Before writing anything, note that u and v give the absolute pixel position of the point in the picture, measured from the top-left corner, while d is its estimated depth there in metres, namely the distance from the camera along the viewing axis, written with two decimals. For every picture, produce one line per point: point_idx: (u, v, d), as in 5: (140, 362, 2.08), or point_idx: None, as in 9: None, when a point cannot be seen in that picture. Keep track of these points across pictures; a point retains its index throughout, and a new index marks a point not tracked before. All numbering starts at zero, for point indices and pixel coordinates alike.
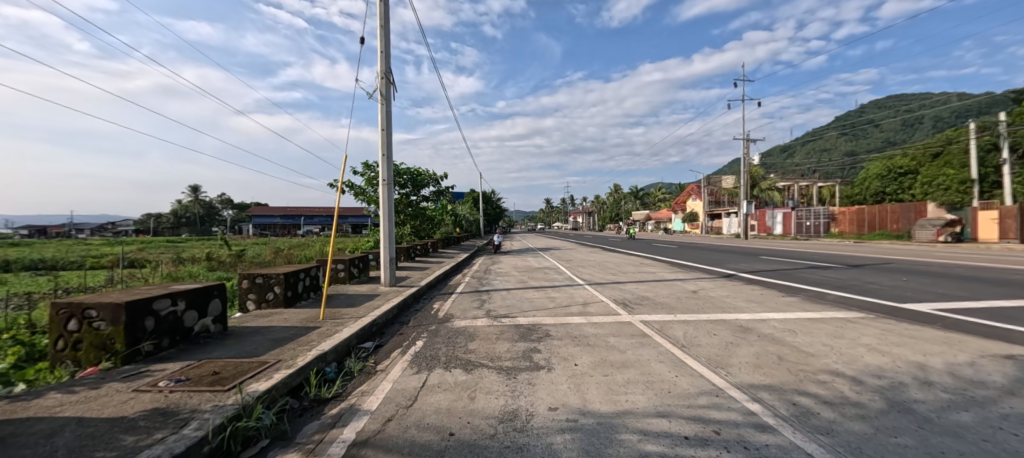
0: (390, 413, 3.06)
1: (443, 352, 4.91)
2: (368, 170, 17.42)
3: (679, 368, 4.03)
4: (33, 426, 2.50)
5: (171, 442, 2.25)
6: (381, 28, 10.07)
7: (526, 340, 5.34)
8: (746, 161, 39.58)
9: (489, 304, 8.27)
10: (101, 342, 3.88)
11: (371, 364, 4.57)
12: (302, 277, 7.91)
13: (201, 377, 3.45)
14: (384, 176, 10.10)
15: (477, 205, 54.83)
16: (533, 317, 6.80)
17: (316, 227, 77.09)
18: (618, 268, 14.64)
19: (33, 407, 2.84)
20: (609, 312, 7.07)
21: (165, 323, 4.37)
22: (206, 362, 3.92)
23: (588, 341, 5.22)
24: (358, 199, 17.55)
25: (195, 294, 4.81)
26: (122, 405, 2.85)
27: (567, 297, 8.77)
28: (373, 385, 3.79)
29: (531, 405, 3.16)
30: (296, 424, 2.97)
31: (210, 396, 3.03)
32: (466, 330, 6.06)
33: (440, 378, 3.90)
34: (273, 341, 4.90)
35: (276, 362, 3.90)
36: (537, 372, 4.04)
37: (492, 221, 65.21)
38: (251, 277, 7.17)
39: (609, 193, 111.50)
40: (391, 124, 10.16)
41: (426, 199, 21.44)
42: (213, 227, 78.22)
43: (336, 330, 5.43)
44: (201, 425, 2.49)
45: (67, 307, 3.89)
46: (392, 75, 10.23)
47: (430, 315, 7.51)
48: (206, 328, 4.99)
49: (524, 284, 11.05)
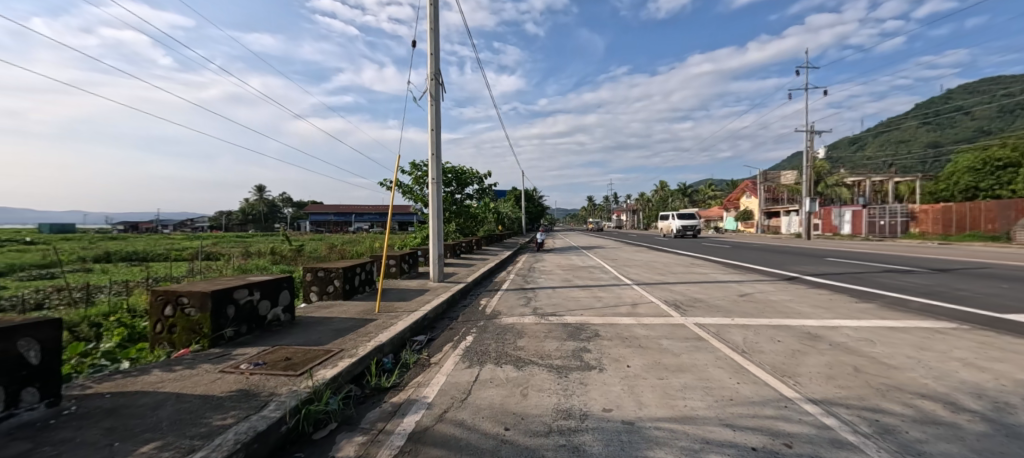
0: (446, 405, 3.15)
1: (493, 348, 4.98)
2: (415, 169, 18.02)
3: (740, 375, 3.82)
4: (140, 399, 2.83)
5: (254, 421, 2.47)
6: (431, 31, 10.36)
7: (576, 338, 5.29)
8: (809, 155, 36.64)
9: (535, 302, 8.29)
10: (191, 326, 4.31)
11: (425, 356, 4.71)
12: (358, 271, 8.34)
13: (275, 362, 3.72)
14: (433, 176, 10.39)
15: (518, 204, 55.11)
16: (581, 316, 6.72)
17: (366, 224, 80.88)
18: (666, 268, 14.09)
19: (140, 382, 3.21)
20: (660, 314, 6.81)
21: (243, 311, 4.77)
22: (279, 348, 4.24)
23: (640, 343, 5.09)
24: (407, 197, 18.18)
25: (268, 285, 5.20)
26: (212, 384, 3.15)
27: (614, 297, 8.59)
28: (428, 377, 3.91)
29: (585, 405, 3.15)
30: (360, 410, 3.15)
31: (283, 380, 3.26)
32: (514, 327, 6.10)
33: (492, 374, 3.96)
34: (335, 331, 5.19)
35: (339, 351, 4.13)
36: (589, 372, 3.99)
37: (533, 219, 64.97)
38: (314, 270, 7.68)
39: (656, 191, 107.65)
40: (440, 125, 10.44)
41: (470, 197, 21.78)
42: (276, 224, 84.32)
43: (391, 323, 5.67)
44: (279, 406, 2.70)
45: (163, 293, 4.36)
46: (440, 76, 10.52)
47: (478, 311, 7.63)
48: (277, 317, 5.39)
49: (569, 283, 10.96)
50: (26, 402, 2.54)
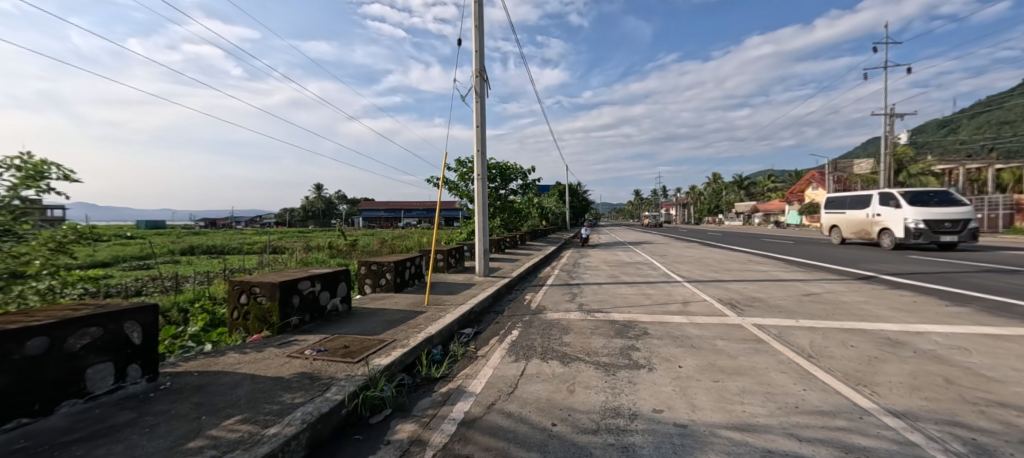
0: (494, 397, 3.19)
1: (539, 343, 4.98)
2: (461, 165, 18.36)
3: (806, 381, 3.55)
4: (221, 378, 3.13)
5: (318, 403, 2.65)
6: (476, 29, 10.47)
7: (623, 336, 5.16)
8: (888, 141, 33.11)
9: (581, 298, 8.19)
10: (262, 314, 4.69)
11: (472, 349, 4.81)
12: (408, 265, 8.66)
13: (335, 349, 3.96)
14: (478, 172, 10.54)
15: (563, 199, 54.57)
16: (628, 314, 6.55)
17: (415, 220, 83.77)
18: (721, 264, 13.37)
19: (221, 363, 3.55)
20: (714, 313, 6.48)
21: (306, 301, 5.12)
22: (338, 336, 4.51)
23: (692, 343, 4.88)
24: (453, 193, 18.58)
25: (328, 277, 5.53)
26: (281, 367, 3.41)
27: (664, 295, 8.28)
28: (476, 369, 3.99)
29: (634, 404, 3.07)
30: (412, 397, 3.28)
31: (343, 366, 3.46)
32: (560, 323, 6.06)
33: (538, 368, 3.96)
34: (387, 322, 5.43)
35: (392, 341, 4.32)
36: (637, 371, 3.88)
37: (578, 214, 64.09)
38: (368, 264, 8.09)
39: (709, 183, 102.30)
40: (484, 121, 10.54)
41: (514, 192, 21.88)
42: (333, 220, 89.46)
43: (439, 316, 5.83)
44: (339, 390, 2.88)
45: (239, 283, 4.78)
46: (485, 73, 10.61)
47: (523, 306, 7.66)
48: (336, 307, 5.72)
49: (616, 279, 10.71)
50: (131, 376, 2.89)
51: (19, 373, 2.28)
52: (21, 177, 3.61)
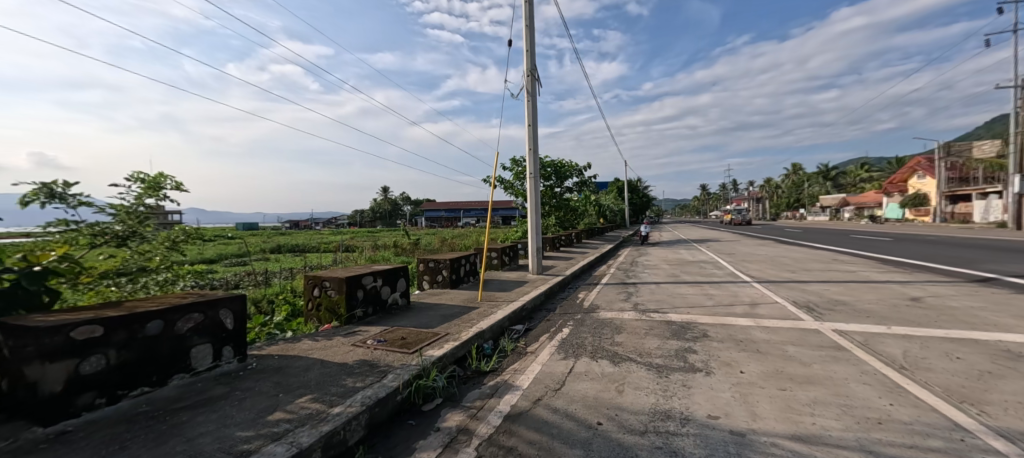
0: (540, 393, 3.24)
1: (590, 341, 4.94)
2: (515, 164, 18.56)
3: (893, 396, 3.18)
4: (295, 362, 3.47)
5: (376, 388, 2.87)
6: (527, 28, 10.53)
7: (680, 338, 4.96)
8: (1017, 120, 28.15)
9: (637, 297, 7.96)
10: (332, 306, 5.13)
11: (522, 345, 4.88)
12: (464, 263, 8.95)
13: (394, 340, 4.23)
14: (530, 170, 10.61)
15: (621, 196, 52.98)
16: (687, 315, 6.26)
17: (473, 219, 85.85)
18: (799, 264, 12.23)
19: (296, 348, 3.94)
20: (786, 317, 5.99)
21: (370, 294, 5.51)
22: (397, 328, 4.80)
23: (758, 347, 4.56)
24: (507, 192, 18.84)
25: (388, 273, 5.90)
26: (345, 354, 3.72)
27: (729, 295, 7.79)
28: (524, 365, 4.05)
29: (686, 409, 2.95)
30: (462, 389, 3.42)
31: (399, 356, 3.69)
32: (613, 322, 5.95)
33: (587, 367, 3.94)
34: (442, 316, 5.68)
35: (445, 334, 4.52)
36: (693, 374, 3.72)
37: (638, 211, 61.93)
38: (425, 261, 8.50)
39: (786, 176, 93.84)
40: (537, 119, 10.58)
41: (569, 190, 21.68)
42: (397, 221, 94.35)
43: (491, 312, 5.98)
44: (395, 377, 3.08)
45: (312, 278, 5.28)
46: (537, 72, 10.64)
47: (576, 304, 7.60)
48: (396, 301, 6.08)
49: (677, 278, 10.24)
50: (225, 357, 3.30)
51: (142, 349, 2.72)
52: (144, 187, 4.27)
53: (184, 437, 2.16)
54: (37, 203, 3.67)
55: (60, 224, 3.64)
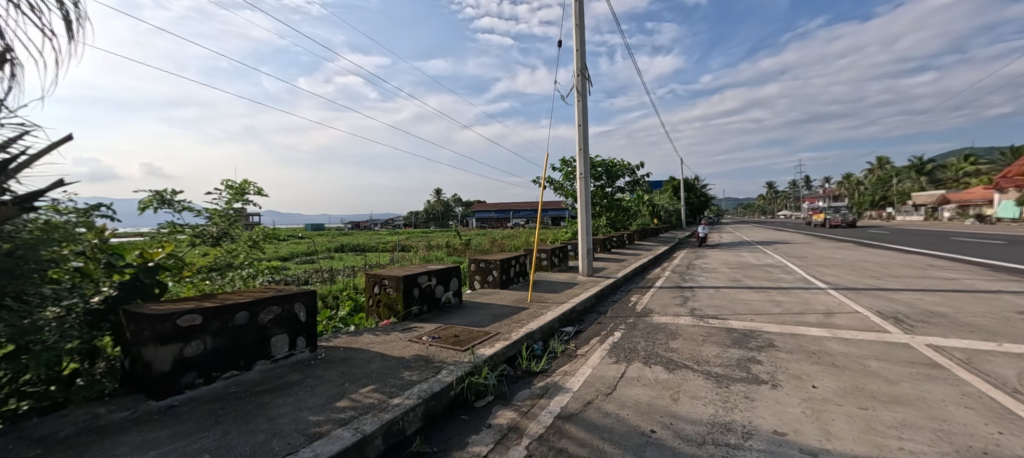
0: (591, 396, 3.22)
1: (643, 346, 4.81)
2: (565, 164, 18.44)
3: (1003, 423, 2.80)
4: (359, 354, 3.73)
5: (432, 382, 3.01)
6: (577, 27, 10.45)
7: (742, 347, 4.69)
8: None
9: (694, 302, 7.61)
10: (390, 303, 5.44)
11: (572, 347, 4.87)
12: (514, 263, 9.07)
13: (447, 338, 4.39)
14: (580, 171, 10.50)
15: (677, 195, 50.69)
16: (750, 322, 5.89)
17: (522, 220, 86.33)
18: (885, 270, 11.02)
19: (359, 341, 4.23)
20: (868, 328, 5.45)
21: (425, 293, 5.76)
22: (450, 326, 4.99)
23: (833, 360, 4.20)
24: (557, 193, 18.76)
25: (442, 273, 6.13)
26: (403, 349, 3.94)
27: (799, 303, 7.22)
28: (575, 367, 4.05)
29: (748, 422, 2.80)
30: (513, 387, 3.49)
31: (452, 353, 3.84)
32: (667, 327, 5.74)
33: (640, 372, 3.86)
34: (493, 316, 5.80)
35: (496, 334, 4.62)
36: (757, 386, 3.51)
37: (696, 211, 58.98)
38: (477, 261, 8.72)
39: (868, 171, 84.79)
40: (587, 118, 10.46)
41: (621, 190, 21.15)
42: (449, 222, 97.18)
43: (542, 313, 6.02)
44: (449, 373, 3.22)
45: (373, 276, 5.63)
46: (587, 71, 10.52)
47: (628, 307, 7.43)
48: (449, 300, 6.30)
49: (739, 283, 9.65)
50: (299, 346, 3.62)
51: (232, 337, 3.07)
52: (232, 193, 4.79)
53: (266, 417, 2.42)
54: (151, 209, 4.26)
55: (168, 227, 4.23)
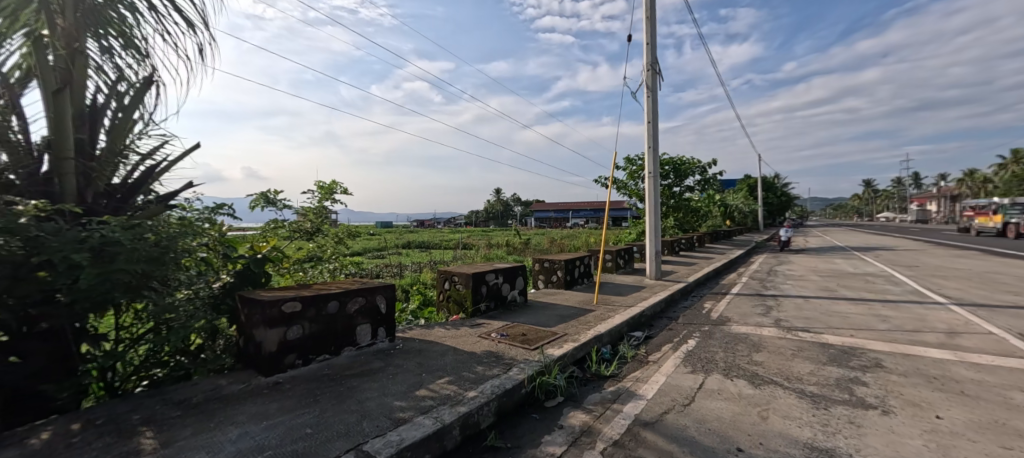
0: (667, 406, 3.07)
1: (722, 357, 4.50)
2: (630, 163, 17.81)
3: None
4: (433, 347, 3.91)
5: (504, 379, 3.06)
6: (647, 20, 10.04)
7: (841, 365, 4.20)
8: None
9: (779, 312, 6.97)
10: (460, 299, 5.63)
11: (643, 353, 4.69)
12: (578, 264, 8.94)
13: (515, 336, 4.45)
14: (649, 170, 10.08)
15: (754, 195, 46.88)
16: (850, 338, 5.26)
17: (583, 220, 84.98)
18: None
19: (432, 335, 4.43)
20: (1005, 353, 4.62)
21: (492, 290, 5.88)
22: (517, 324, 5.04)
23: (960, 388, 3.61)
24: (621, 192, 18.18)
25: (508, 271, 6.21)
26: (473, 344, 4.05)
27: (910, 319, 6.31)
28: (647, 374, 3.90)
29: (855, 451, 2.49)
30: (582, 390, 3.44)
31: (522, 351, 3.88)
32: (749, 338, 5.31)
33: (720, 385, 3.61)
34: (559, 316, 5.77)
35: (564, 335, 4.59)
36: (863, 410, 3.12)
37: (776, 213, 54.02)
38: (541, 261, 8.74)
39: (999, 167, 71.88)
40: (657, 115, 10.02)
41: (691, 189, 19.98)
42: (510, 221, 98.40)
43: (609, 316, 5.87)
44: (520, 371, 3.25)
45: (444, 273, 5.87)
46: (658, 65, 10.08)
47: (703, 315, 6.98)
48: (515, 298, 6.36)
49: (832, 293, 8.65)
50: (380, 336, 3.88)
51: (325, 323, 3.37)
52: (321, 193, 5.24)
53: (355, 399, 2.62)
54: (259, 207, 4.81)
55: (272, 223, 4.75)
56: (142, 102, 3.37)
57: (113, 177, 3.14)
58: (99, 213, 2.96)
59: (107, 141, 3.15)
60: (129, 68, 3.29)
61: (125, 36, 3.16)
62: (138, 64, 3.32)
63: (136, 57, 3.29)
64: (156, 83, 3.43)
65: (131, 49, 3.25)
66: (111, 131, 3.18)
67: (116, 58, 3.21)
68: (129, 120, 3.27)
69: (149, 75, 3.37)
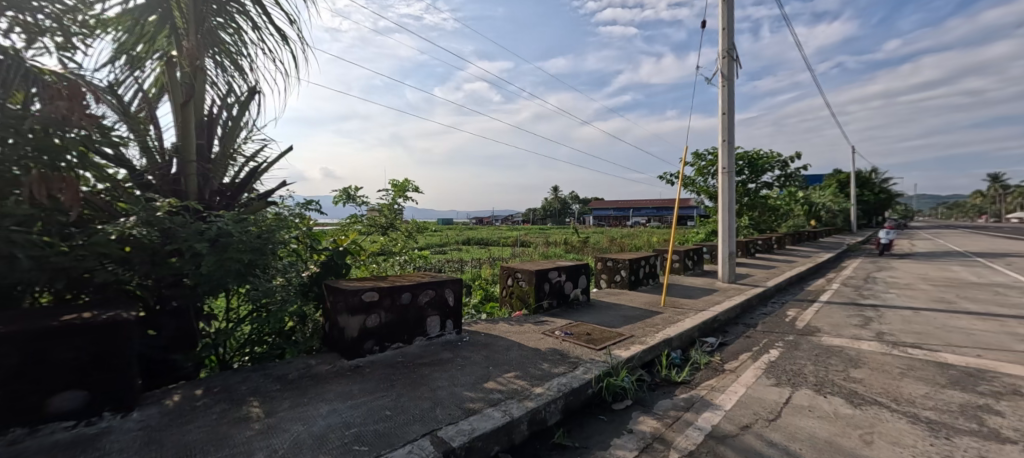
0: (749, 420, 2.85)
1: (811, 371, 4.08)
2: (700, 158, 16.76)
3: None
4: (499, 341, 3.97)
5: (571, 378, 3.03)
6: (724, 4, 9.35)
7: (965, 389, 3.62)
8: None
9: (880, 324, 6.17)
10: (522, 295, 5.67)
11: (718, 360, 4.40)
12: (643, 264, 8.60)
13: (580, 335, 4.38)
14: (723, 164, 9.40)
15: (846, 192, 42.02)
16: (975, 359, 4.51)
17: (647, 219, 81.70)
18: None
19: (497, 329, 4.51)
20: None
21: (554, 288, 5.85)
22: (581, 323, 4.96)
23: None
24: (690, 190, 17.18)
25: (571, 270, 6.14)
26: (538, 341, 4.06)
27: None
28: (723, 383, 3.65)
29: None
30: (652, 395, 3.31)
31: (587, 350, 3.82)
32: (844, 352, 4.77)
33: (811, 401, 3.28)
34: (624, 317, 5.59)
35: (631, 336, 4.44)
36: (997, 444, 2.66)
37: (873, 212, 47.95)
38: (604, 260, 8.54)
39: None
40: (732, 105, 9.32)
41: (770, 186, 18.36)
42: (569, 218, 97.32)
43: (679, 319, 5.58)
44: (586, 371, 3.20)
45: (506, 269, 5.94)
46: (735, 51, 9.35)
47: (785, 323, 6.40)
48: (577, 297, 6.26)
49: (949, 305, 7.50)
50: (448, 328, 4.01)
51: (399, 313, 3.56)
52: (395, 190, 5.55)
53: (428, 387, 2.74)
54: (341, 203, 5.21)
55: (351, 218, 5.12)
56: (247, 111, 3.78)
57: (225, 177, 3.56)
58: (214, 209, 3.38)
59: (220, 146, 3.58)
60: (236, 81, 3.71)
61: (233, 53, 3.56)
62: (244, 77, 3.74)
63: (241, 71, 3.70)
64: (257, 93, 3.83)
65: (238, 65, 3.66)
66: (223, 137, 3.61)
67: (227, 73, 3.64)
68: (237, 127, 3.69)
69: (252, 86, 3.78)
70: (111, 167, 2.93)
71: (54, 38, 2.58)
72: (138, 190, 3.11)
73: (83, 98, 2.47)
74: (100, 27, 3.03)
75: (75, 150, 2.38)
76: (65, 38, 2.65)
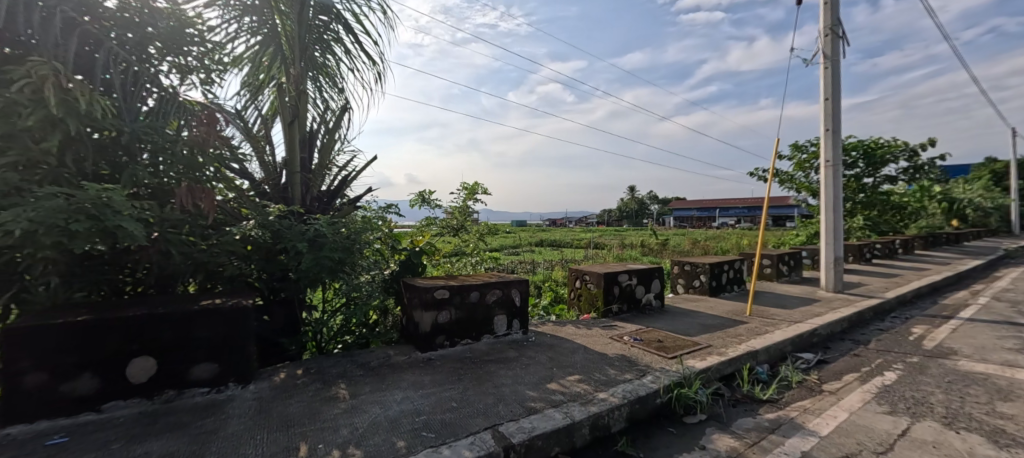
0: (851, 450, 2.53)
1: (937, 400, 3.48)
2: (798, 151, 15.07)
3: None
4: (565, 344, 3.98)
5: (638, 385, 2.95)
6: None
7: None
8: None
9: None
10: (591, 298, 5.60)
11: (813, 379, 3.94)
12: (726, 269, 7.97)
13: (650, 342, 4.22)
14: (826, 157, 8.35)
15: (1000, 185, 34.62)
16: None
17: (735, 219, 75.12)
18: None
19: (564, 331, 4.51)
20: None
21: (625, 292, 5.68)
22: (652, 329, 4.77)
23: None
24: (786, 186, 15.51)
25: (643, 273, 5.91)
26: (606, 346, 3.99)
27: None
28: (818, 406, 3.27)
29: None
30: (730, 411, 3.08)
31: (658, 358, 3.67)
32: (986, 380, 3.98)
33: (934, 436, 2.81)
34: (702, 325, 5.25)
35: (707, 346, 4.17)
36: None
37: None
38: (681, 264, 8.07)
39: None
40: (838, 88, 8.26)
41: (891, 180, 15.86)
42: (647, 219, 92.98)
43: (767, 330, 5.09)
44: (656, 380, 3.08)
45: (575, 271, 5.91)
46: (840, 27, 8.29)
47: (906, 341, 5.50)
48: (650, 302, 6.00)
49: None
50: (515, 327, 4.11)
51: (467, 311, 3.74)
52: (466, 192, 5.81)
53: (494, 383, 2.86)
54: (417, 205, 5.60)
55: (427, 220, 5.48)
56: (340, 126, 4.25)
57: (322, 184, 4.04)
58: (314, 212, 3.85)
59: (319, 157, 4.06)
60: (332, 100, 4.19)
61: (330, 75, 4.05)
62: (338, 95, 4.20)
63: (336, 90, 4.17)
64: (348, 109, 4.29)
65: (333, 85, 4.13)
66: (322, 150, 4.09)
67: (324, 93, 4.12)
68: (332, 140, 4.16)
69: (344, 103, 4.24)
70: (237, 180, 3.48)
71: (199, 75, 3.15)
72: (257, 197, 3.66)
73: (217, 123, 2.92)
74: (229, 62, 3.62)
75: (212, 166, 2.90)
76: (206, 75, 3.22)
